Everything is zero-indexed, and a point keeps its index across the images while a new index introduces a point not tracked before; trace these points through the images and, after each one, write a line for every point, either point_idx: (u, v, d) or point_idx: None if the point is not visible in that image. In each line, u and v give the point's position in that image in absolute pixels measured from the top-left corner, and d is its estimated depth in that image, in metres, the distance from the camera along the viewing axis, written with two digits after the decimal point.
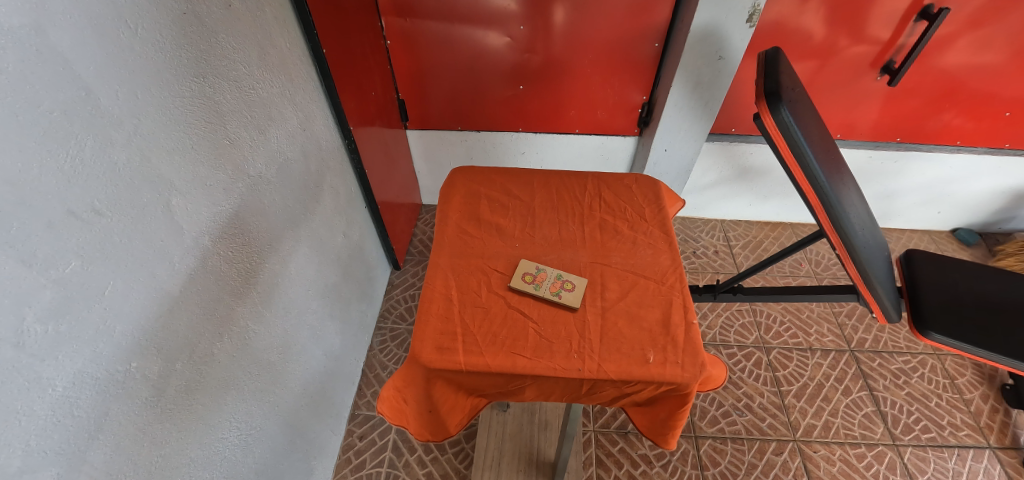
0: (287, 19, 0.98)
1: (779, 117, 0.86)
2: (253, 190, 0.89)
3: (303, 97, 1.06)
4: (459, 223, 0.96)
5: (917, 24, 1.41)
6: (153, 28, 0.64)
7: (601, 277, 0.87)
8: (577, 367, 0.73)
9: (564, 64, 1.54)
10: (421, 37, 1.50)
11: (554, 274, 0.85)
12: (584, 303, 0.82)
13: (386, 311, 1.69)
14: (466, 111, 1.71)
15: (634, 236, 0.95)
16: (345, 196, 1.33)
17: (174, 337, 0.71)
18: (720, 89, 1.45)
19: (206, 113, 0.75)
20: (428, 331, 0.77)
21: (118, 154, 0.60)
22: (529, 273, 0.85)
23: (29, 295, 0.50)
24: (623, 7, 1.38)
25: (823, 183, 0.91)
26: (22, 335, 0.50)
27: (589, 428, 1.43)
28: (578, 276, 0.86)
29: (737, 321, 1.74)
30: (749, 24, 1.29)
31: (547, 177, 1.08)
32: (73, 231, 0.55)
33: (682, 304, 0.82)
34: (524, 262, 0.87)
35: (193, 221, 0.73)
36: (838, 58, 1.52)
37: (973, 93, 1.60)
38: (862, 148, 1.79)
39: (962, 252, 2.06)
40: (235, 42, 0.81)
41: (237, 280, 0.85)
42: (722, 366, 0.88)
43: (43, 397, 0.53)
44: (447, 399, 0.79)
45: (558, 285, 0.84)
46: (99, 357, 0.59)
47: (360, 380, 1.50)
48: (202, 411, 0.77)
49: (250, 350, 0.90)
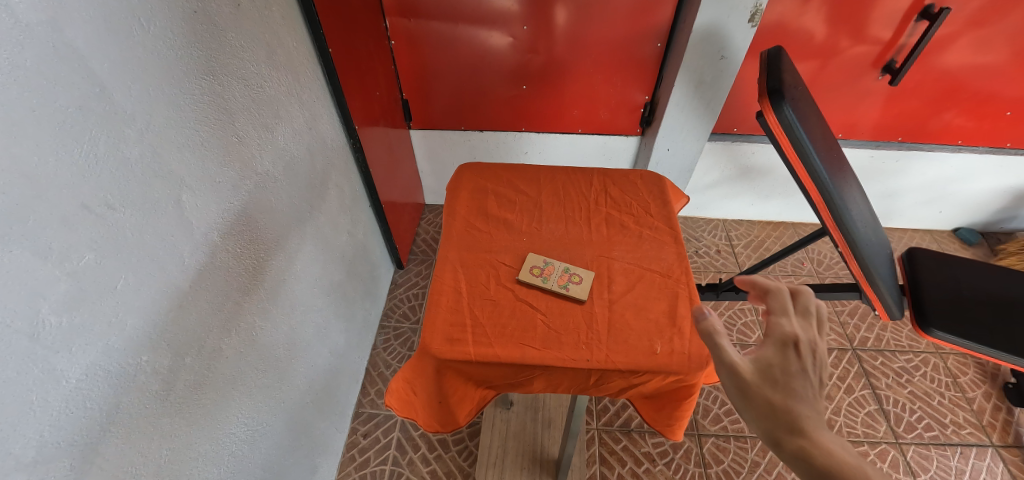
0: (294, 19, 0.99)
1: (783, 115, 0.87)
2: (261, 187, 0.89)
3: (310, 96, 1.07)
4: (467, 218, 0.97)
5: (917, 24, 1.42)
6: (164, 25, 0.65)
7: (609, 269, 0.87)
8: (586, 357, 0.74)
9: (567, 64, 1.55)
10: (425, 37, 1.51)
11: (561, 267, 0.86)
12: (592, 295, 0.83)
13: (390, 309, 1.70)
14: (470, 111, 1.72)
15: (640, 231, 0.95)
16: (350, 194, 1.34)
17: (184, 332, 0.71)
18: (723, 88, 1.46)
19: (216, 110, 0.76)
20: (438, 323, 0.78)
21: (131, 150, 0.60)
22: (537, 267, 0.85)
23: (43, 287, 0.51)
24: (626, 7, 1.39)
25: (826, 181, 0.92)
26: (36, 327, 0.51)
27: (592, 426, 1.43)
28: (587, 270, 0.86)
29: (739, 319, 1.75)
30: (750, 24, 1.30)
31: (553, 173, 1.09)
32: (86, 224, 0.55)
33: (688, 297, 0.83)
34: (532, 255, 0.88)
35: (203, 217, 0.74)
36: (839, 58, 1.53)
37: (974, 93, 1.60)
38: (864, 147, 1.80)
39: (964, 251, 2.06)
40: (243, 41, 0.82)
41: (245, 276, 0.86)
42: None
43: (57, 388, 0.53)
44: (456, 390, 0.80)
45: (565, 278, 0.84)
46: (111, 350, 0.59)
47: (365, 378, 1.51)
48: (210, 406, 0.77)
49: (257, 346, 0.91)
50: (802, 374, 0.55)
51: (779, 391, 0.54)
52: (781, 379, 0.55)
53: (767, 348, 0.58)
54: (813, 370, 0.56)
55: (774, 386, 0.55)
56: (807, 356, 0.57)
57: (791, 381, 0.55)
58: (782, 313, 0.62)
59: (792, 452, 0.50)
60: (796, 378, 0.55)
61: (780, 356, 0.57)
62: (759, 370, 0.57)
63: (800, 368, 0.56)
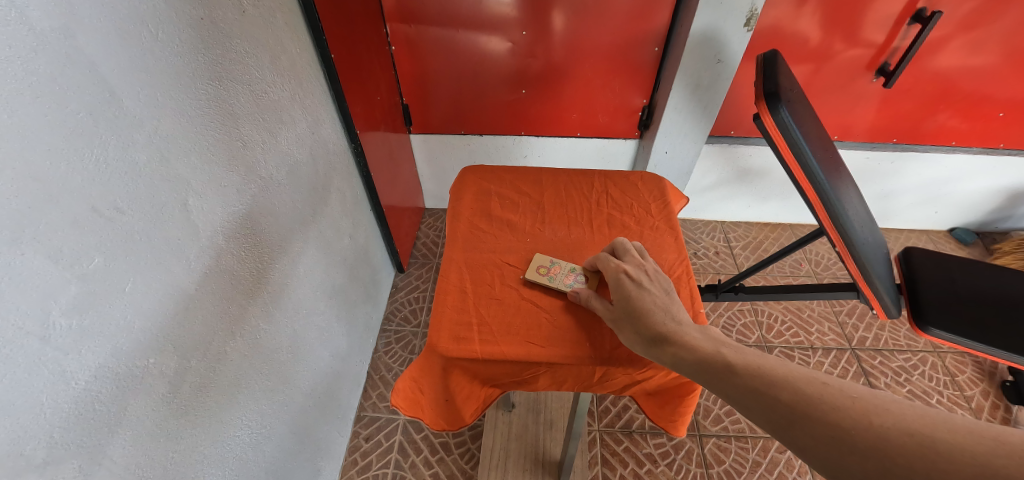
0: (297, 25, 1.00)
1: (778, 117, 0.88)
2: (265, 191, 0.90)
3: (312, 101, 1.08)
4: (470, 219, 0.98)
5: (910, 27, 1.44)
6: (172, 32, 0.66)
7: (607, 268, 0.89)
8: (590, 354, 0.75)
9: (566, 68, 1.57)
10: (425, 43, 1.52)
11: (567, 267, 0.86)
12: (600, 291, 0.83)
13: (391, 313, 1.70)
14: (470, 115, 1.74)
15: (641, 231, 0.97)
16: (352, 199, 1.35)
17: (189, 335, 0.72)
18: (719, 92, 1.48)
19: (221, 115, 0.77)
20: (445, 321, 0.79)
21: (140, 154, 0.61)
22: (544, 266, 0.86)
23: (55, 289, 0.52)
24: (624, 12, 1.41)
25: (822, 181, 0.93)
26: (47, 328, 0.52)
27: (594, 428, 1.44)
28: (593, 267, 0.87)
29: (738, 320, 1.76)
30: (746, 28, 1.32)
31: (554, 175, 1.10)
32: (96, 227, 0.56)
33: (689, 295, 0.84)
34: (539, 254, 0.88)
35: (209, 221, 0.75)
36: (834, 61, 1.55)
37: (967, 94, 1.63)
38: (859, 149, 1.82)
39: (960, 250, 2.08)
40: (248, 47, 0.83)
41: (250, 279, 0.86)
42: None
43: (67, 390, 0.54)
44: (463, 388, 0.80)
45: (570, 277, 0.85)
46: (119, 353, 0.60)
47: (366, 382, 1.51)
48: (214, 409, 0.78)
49: (261, 349, 0.91)
50: (643, 290, 0.72)
51: (641, 311, 0.69)
52: (634, 302, 0.70)
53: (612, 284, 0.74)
54: (651, 284, 0.73)
55: (637, 310, 0.69)
56: (639, 276, 0.74)
57: (641, 301, 0.70)
58: (608, 258, 0.79)
59: (668, 354, 0.63)
60: (643, 297, 0.71)
61: (624, 285, 0.73)
62: (620, 303, 0.72)
63: (640, 288, 0.72)
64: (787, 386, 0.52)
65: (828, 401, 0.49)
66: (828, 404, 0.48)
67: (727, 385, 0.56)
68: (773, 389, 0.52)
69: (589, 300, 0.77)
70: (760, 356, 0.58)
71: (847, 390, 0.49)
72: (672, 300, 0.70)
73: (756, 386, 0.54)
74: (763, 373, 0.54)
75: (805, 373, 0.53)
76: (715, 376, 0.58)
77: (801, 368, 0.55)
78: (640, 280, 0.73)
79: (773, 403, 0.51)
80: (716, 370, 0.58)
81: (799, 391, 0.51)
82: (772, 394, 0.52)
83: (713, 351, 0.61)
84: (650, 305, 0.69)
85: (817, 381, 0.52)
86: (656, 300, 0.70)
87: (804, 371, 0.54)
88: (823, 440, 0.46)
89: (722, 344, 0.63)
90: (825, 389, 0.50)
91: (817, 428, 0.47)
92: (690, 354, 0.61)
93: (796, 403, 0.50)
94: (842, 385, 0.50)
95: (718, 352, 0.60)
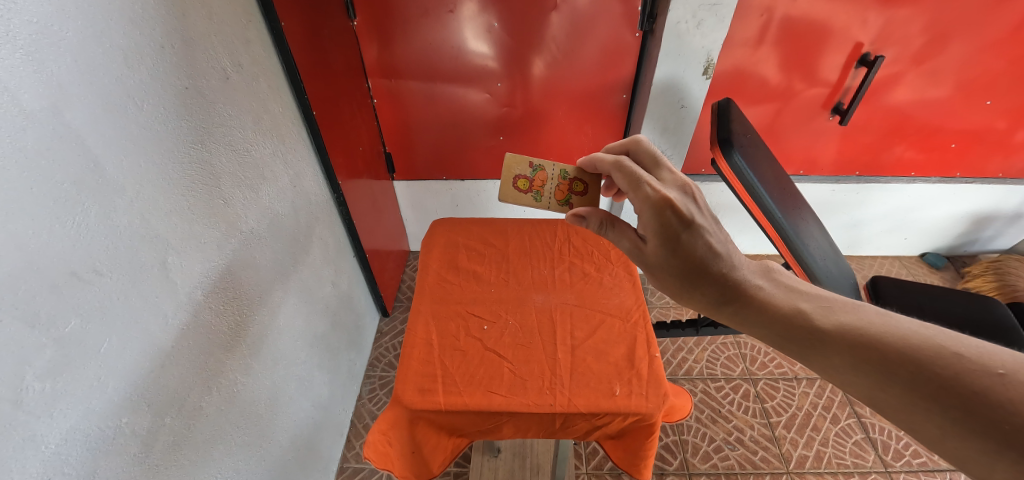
0: (279, 85, 1.06)
1: (733, 161, 0.97)
2: (246, 245, 0.93)
3: (295, 155, 1.13)
4: (438, 271, 1.02)
5: (857, 70, 1.55)
6: (157, 103, 0.70)
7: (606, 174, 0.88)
8: (549, 402, 0.78)
9: (542, 114, 1.65)
10: (405, 95, 1.59)
11: (556, 179, 1.01)
12: (593, 205, 1.01)
13: (375, 360, 1.70)
14: (450, 162, 1.80)
15: (600, 277, 1.02)
16: (334, 246, 1.37)
17: (164, 392, 0.72)
18: (685, 134, 1.56)
19: (203, 175, 0.80)
20: (410, 373, 0.81)
21: (120, 218, 0.64)
22: (528, 180, 1.01)
23: (29, 354, 0.53)
24: (592, 62, 1.50)
25: (779, 218, 0.99)
26: (20, 392, 0.52)
27: (582, 471, 1.42)
28: (589, 174, 1.00)
29: (722, 353, 1.77)
30: (704, 76, 1.41)
31: (519, 226, 1.16)
32: (74, 291, 0.58)
33: (646, 340, 0.88)
34: (515, 160, 0.99)
35: (188, 277, 0.77)
36: (795, 100, 1.64)
37: (920, 127, 1.73)
38: (825, 182, 1.90)
39: (933, 275, 2.14)
40: (231, 109, 0.88)
41: (228, 334, 0.87)
42: (686, 397, 0.98)
43: (36, 454, 0.54)
44: (429, 439, 0.83)
45: (563, 189, 1.01)
46: (91, 414, 0.60)
47: (349, 431, 1.49)
48: (188, 467, 0.77)
49: (238, 402, 0.91)
50: (692, 234, 0.69)
51: (691, 265, 0.69)
52: (684, 253, 0.69)
53: (654, 224, 0.70)
54: (699, 221, 0.70)
55: (688, 264, 0.69)
56: (687, 209, 0.70)
57: (691, 251, 0.69)
58: (643, 180, 0.73)
59: (729, 313, 0.67)
60: (693, 245, 0.69)
61: (673, 229, 0.69)
62: (667, 254, 0.70)
63: (689, 232, 0.69)
64: (909, 362, 0.51)
65: (966, 382, 0.47)
66: (968, 385, 0.47)
67: (814, 354, 0.58)
68: (890, 368, 0.52)
69: (606, 232, 0.80)
70: (864, 322, 0.57)
71: (990, 366, 0.47)
72: (718, 241, 0.70)
73: (864, 362, 0.54)
74: (877, 347, 0.54)
75: (932, 343, 0.51)
76: (798, 344, 0.60)
77: (923, 335, 0.52)
78: (688, 218, 0.69)
79: (887, 381, 0.51)
80: (806, 336, 0.59)
81: (922, 368, 0.50)
82: (889, 370, 0.52)
83: (787, 313, 0.62)
84: (700, 255, 0.69)
85: (949, 353, 0.50)
86: (705, 246, 0.69)
87: (926, 339, 0.52)
88: (953, 427, 0.47)
89: (793, 299, 0.64)
90: (958, 365, 0.48)
91: (948, 414, 0.47)
92: (766, 315, 0.64)
93: (924, 381, 0.49)
94: (982, 358, 0.48)
95: (794, 314, 0.62)
